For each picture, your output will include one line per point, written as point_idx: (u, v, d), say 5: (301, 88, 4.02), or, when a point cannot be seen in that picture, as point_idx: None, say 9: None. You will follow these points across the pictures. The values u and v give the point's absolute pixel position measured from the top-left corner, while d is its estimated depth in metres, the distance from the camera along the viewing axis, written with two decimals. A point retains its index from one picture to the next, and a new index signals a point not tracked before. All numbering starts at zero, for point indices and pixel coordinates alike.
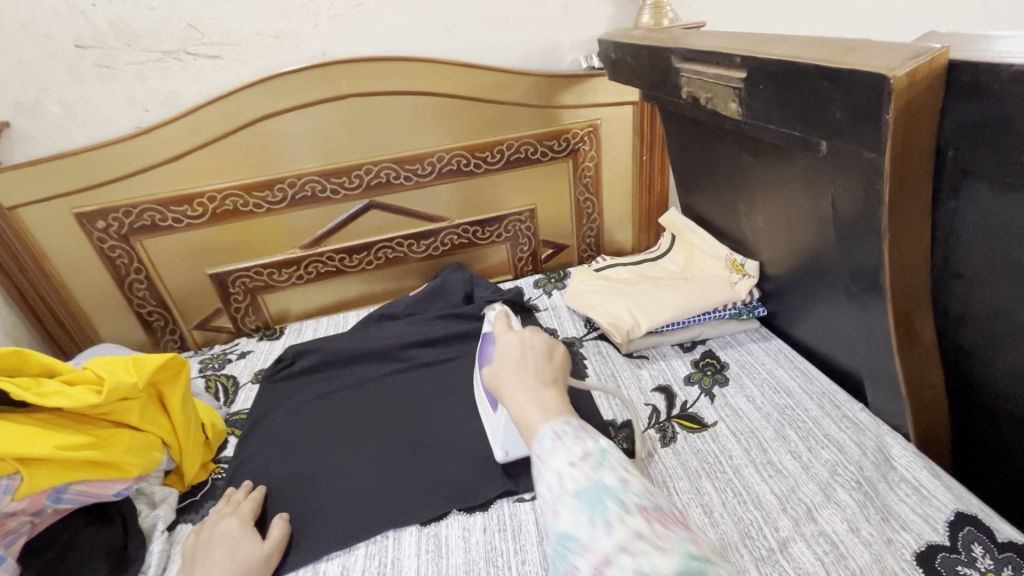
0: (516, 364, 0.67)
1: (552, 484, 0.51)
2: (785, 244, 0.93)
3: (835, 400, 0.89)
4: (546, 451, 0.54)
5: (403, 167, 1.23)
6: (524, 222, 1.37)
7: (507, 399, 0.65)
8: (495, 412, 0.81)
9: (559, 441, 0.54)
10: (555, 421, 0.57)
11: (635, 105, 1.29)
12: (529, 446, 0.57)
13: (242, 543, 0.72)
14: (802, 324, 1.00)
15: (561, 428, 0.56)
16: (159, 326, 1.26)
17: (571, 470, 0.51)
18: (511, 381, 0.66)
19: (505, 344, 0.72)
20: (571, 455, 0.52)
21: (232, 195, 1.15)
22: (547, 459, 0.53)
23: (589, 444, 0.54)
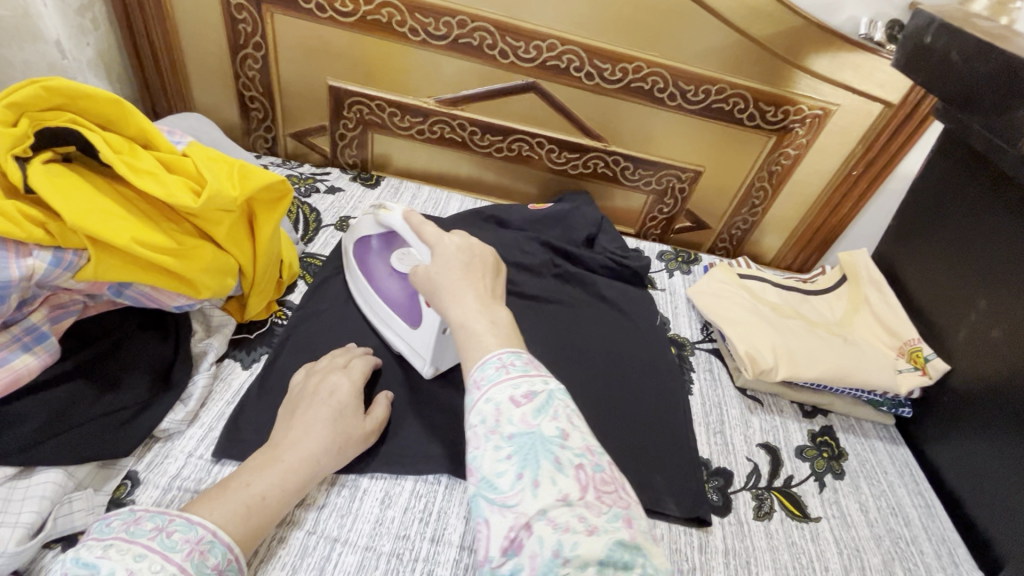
0: (461, 266, 0.56)
1: (487, 420, 0.44)
2: (1012, 372, 0.74)
3: (955, 556, 0.76)
4: (488, 381, 0.46)
5: (591, 60, 0.99)
6: (681, 182, 1.16)
7: (445, 308, 0.53)
8: (413, 330, 0.74)
9: (505, 374, 0.46)
10: (506, 350, 0.48)
11: (889, 107, 1.01)
12: (468, 374, 0.48)
13: (346, 410, 0.63)
14: (956, 453, 0.83)
15: (510, 359, 0.47)
16: (256, 117, 1.11)
17: (510, 409, 0.43)
18: (451, 285, 0.54)
19: (443, 245, 0.58)
20: (515, 392, 0.44)
21: (390, 6, 0.94)
22: (488, 388, 0.45)
23: (536, 384, 0.45)
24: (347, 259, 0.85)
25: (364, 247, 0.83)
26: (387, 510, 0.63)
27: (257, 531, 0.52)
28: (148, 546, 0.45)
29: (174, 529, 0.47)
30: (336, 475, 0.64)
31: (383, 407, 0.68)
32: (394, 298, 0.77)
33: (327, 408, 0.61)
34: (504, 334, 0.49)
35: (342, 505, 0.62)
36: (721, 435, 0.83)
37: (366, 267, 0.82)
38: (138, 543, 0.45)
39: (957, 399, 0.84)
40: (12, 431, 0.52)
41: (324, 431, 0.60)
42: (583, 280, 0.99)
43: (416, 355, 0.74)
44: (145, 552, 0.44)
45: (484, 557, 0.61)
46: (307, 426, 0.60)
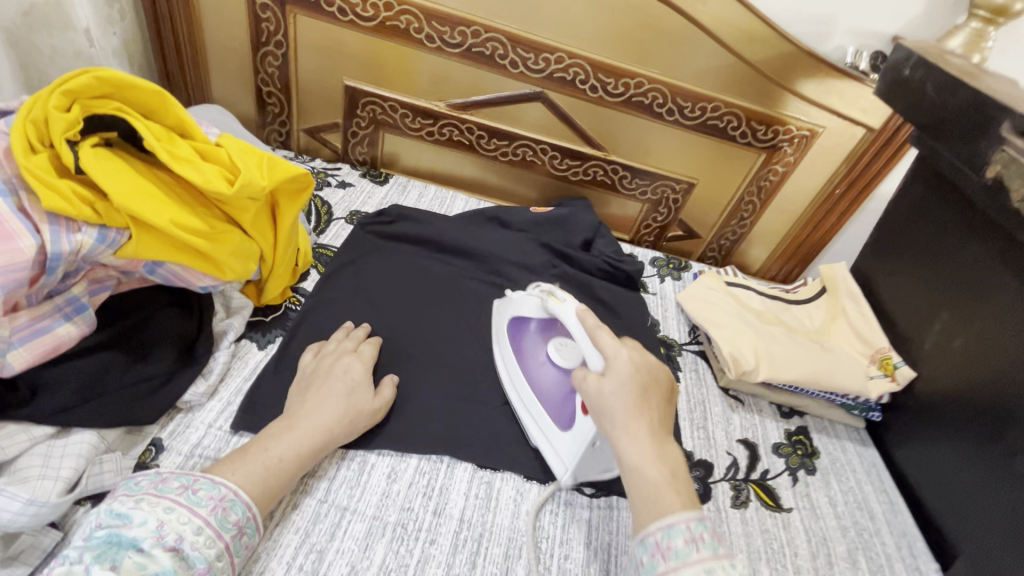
0: (635, 393, 0.61)
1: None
2: (970, 380, 0.81)
3: (913, 548, 0.83)
4: (677, 553, 0.50)
5: (595, 73, 1.05)
6: (675, 192, 1.22)
7: (618, 439, 0.58)
8: (563, 432, 0.71)
9: (694, 549, 0.50)
10: (691, 516, 0.52)
11: (870, 132, 1.08)
12: (643, 527, 0.53)
13: (354, 386, 0.67)
14: (918, 454, 0.90)
15: (696, 529, 0.51)
16: (272, 112, 1.15)
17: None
18: (628, 416, 0.59)
19: (611, 351, 0.64)
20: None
21: (409, 13, 0.99)
22: (675, 565, 0.49)
23: (716, 566, 0.49)
24: (501, 341, 0.84)
25: (518, 329, 0.82)
26: (392, 484, 0.67)
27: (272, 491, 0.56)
28: (176, 500, 0.50)
29: (198, 486, 0.51)
30: (346, 450, 0.69)
31: (389, 385, 0.72)
32: (552, 395, 0.75)
33: (338, 384, 0.67)
34: (684, 495, 0.55)
35: (351, 477, 0.67)
36: (704, 430, 0.89)
37: (522, 348, 0.81)
38: (167, 497, 0.49)
39: (921, 405, 0.90)
40: (52, 392, 0.56)
41: (334, 402, 0.65)
42: (579, 280, 1.05)
43: (556, 459, 0.71)
44: (174, 506, 0.49)
45: (482, 530, 0.66)
46: (321, 399, 0.65)
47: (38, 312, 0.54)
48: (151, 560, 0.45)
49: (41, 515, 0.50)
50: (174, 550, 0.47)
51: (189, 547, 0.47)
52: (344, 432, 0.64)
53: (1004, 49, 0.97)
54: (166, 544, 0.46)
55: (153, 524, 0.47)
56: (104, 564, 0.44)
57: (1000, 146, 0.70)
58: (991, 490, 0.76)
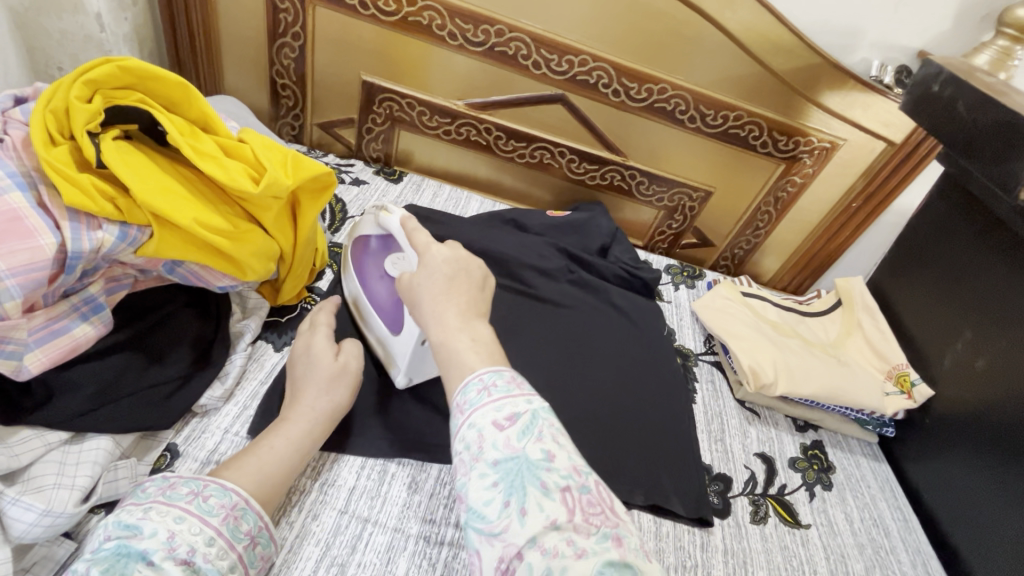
0: (440, 281, 0.54)
1: (469, 445, 0.43)
2: (991, 400, 0.81)
3: (929, 566, 0.83)
4: (470, 404, 0.45)
5: (620, 78, 1.03)
6: (691, 200, 1.21)
7: (426, 322, 0.52)
8: (392, 337, 0.72)
9: (486, 395, 0.45)
10: (487, 369, 0.47)
11: (891, 146, 1.07)
12: (450, 397, 0.48)
13: (332, 364, 0.65)
14: (935, 472, 0.89)
15: (491, 379, 0.46)
16: (286, 105, 1.13)
17: (492, 433, 0.43)
18: (435, 304, 0.53)
19: (432, 254, 0.56)
20: (496, 416, 0.43)
21: (433, 10, 0.97)
22: (469, 414, 0.44)
23: (519, 405, 0.44)
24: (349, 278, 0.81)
25: (364, 246, 0.80)
26: (413, 495, 0.66)
27: (273, 488, 0.55)
28: (186, 509, 0.47)
29: (209, 494, 0.49)
30: (365, 458, 0.67)
31: (357, 349, 0.69)
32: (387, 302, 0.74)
33: (319, 368, 0.64)
34: (487, 355, 0.49)
35: (371, 487, 0.65)
36: (721, 443, 0.88)
37: (360, 265, 0.79)
38: (177, 506, 0.47)
39: (939, 422, 0.90)
40: (68, 395, 0.54)
41: (313, 387, 0.63)
42: (596, 287, 1.03)
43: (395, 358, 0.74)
44: (184, 515, 0.46)
45: None
46: (309, 391, 0.63)
47: (55, 312, 0.52)
48: (161, 574, 0.42)
49: (55, 526, 0.48)
50: (186, 563, 0.43)
51: (201, 559, 0.45)
52: (332, 421, 0.63)
53: None
54: (179, 556, 0.43)
55: (163, 535, 0.44)
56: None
57: None
58: (1013, 511, 0.75)
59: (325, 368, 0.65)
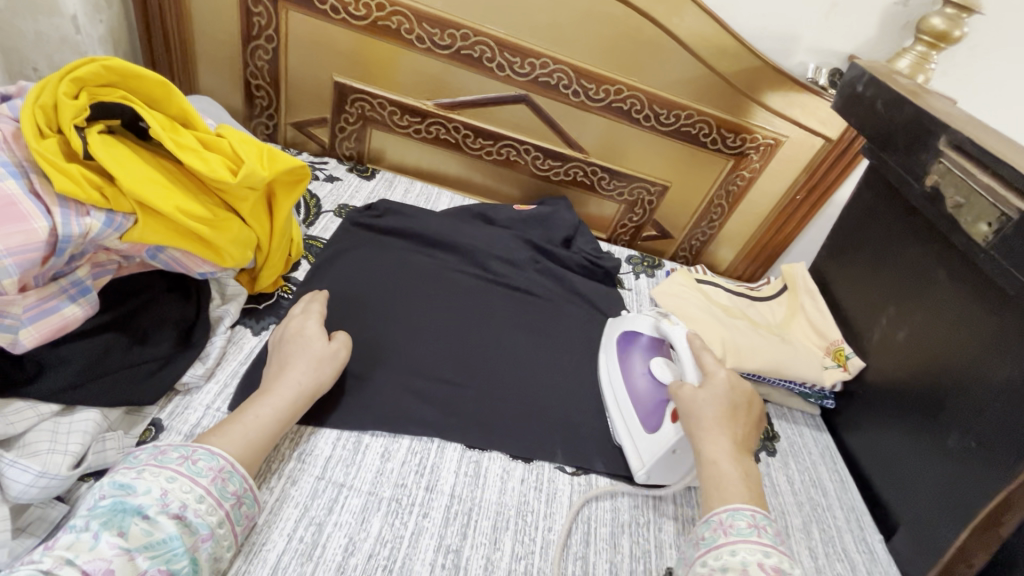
0: (724, 409, 0.72)
1: (731, 569, 0.57)
2: (910, 368, 0.90)
3: (860, 520, 0.91)
4: (739, 532, 0.60)
5: (578, 79, 1.10)
6: (649, 194, 1.29)
7: (701, 440, 0.70)
8: (646, 434, 0.79)
9: (756, 532, 0.60)
10: (759, 511, 0.62)
11: (828, 142, 1.17)
12: (715, 512, 0.63)
13: (325, 348, 0.70)
14: (866, 436, 0.98)
15: (763, 521, 0.61)
16: (260, 105, 1.16)
17: (757, 570, 0.56)
18: (713, 429, 0.70)
19: (716, 379, 0.75)
20: (764, 559, 0.57)
21: (401, 15, 1.02)
22: (738, 543, 0.59)
23: (784, 560, 0.58)
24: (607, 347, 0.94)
25: (627, 342, 0.90)
26: (386, 462, 0.71)
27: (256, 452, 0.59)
28: (177, 470, 0.52)
29: (198, 457, 0.54)
30: (340, 430, 0.72)
31: (347, 339, 0.74)
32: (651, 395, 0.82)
33: (311, 349, 0.69)
34: (752, 493, 0.65)
35: (346, 456, 0.70)
36: None
37: (624, 356, 0.89)
38: (169, 467, 0.52)
39: (869, 391, 0.99)
40: (57, 370, 0.58)
41: (304, 364, 0.68)
42: (560, 276, 1.10)
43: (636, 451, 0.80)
44: (176, 475, 0.51)
45: (471, 505, 0.70)
46: (297, 366, 0.67)
47: (45, 293, 0.56)
48: (156, 527, 0.48)
49: (49, 489, 0.51)
50: (178, 517, 0.49)
51: (192, 514, 0.50)
52: (315, 397, 0.68)
53: (945, 70, 1.07)
54: (171, 512, 0.49)
55: (157, 493, 0.49)
56: (114, 531, 0.46)
57: (938, 158, 0.79)
58: (929, 464, 0.84)
59: (322, 351, 0.70)
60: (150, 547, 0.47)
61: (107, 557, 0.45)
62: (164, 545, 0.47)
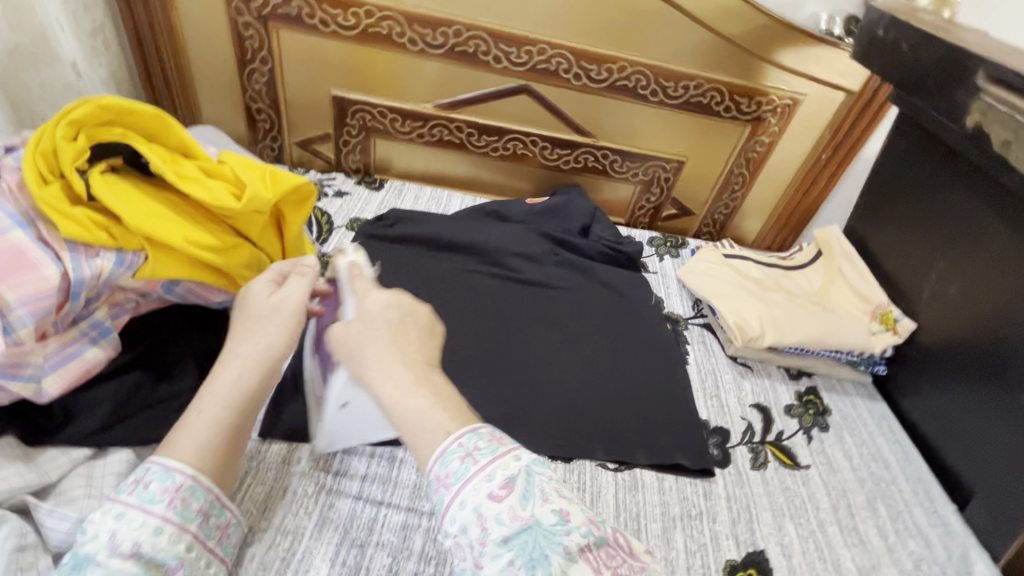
0: (387, 330, 0.59)
1: (470, 525, 0.48)
2: (967, 325, 0.84)
3: (929, 492, 0.85)
4: (456, 473, 0.51)
5: (578, 62, 1.07)
6: (665, 172, 1.24)
7: (373, 377, 0.56)
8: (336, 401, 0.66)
9: (473, 464, 0.51)
10: (466, 432, 0.53)
11: (850, 95, 1.10)
12: (428, 468, 0.52)
13: (271, 304, 0.58)
14: (927, 402, 0.92)
15: (473, 442, 0.52)
16: (262, 128, 1.16)
17: (495, 508, 0.48)
18: (382, 352, 0.57)
19: (375, 301, 0.62)
20: (491, 486, 0.50)
21: (391, 19, 1.00)
22: (461, 490, 0.50)
23: (509, 466, 0.50)
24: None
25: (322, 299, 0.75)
26: (423, 476, 0.69)
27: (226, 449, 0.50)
28: (128, 501, 0.44)
29: (150, 478, 0.45)
30: (374, 447, 0.71)
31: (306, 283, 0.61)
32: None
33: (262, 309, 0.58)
34: (458, 414, 0.55)
35: (382, 473, 0.68)
36: (717, 398, 0.91)
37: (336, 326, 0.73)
38: (116, 501, 0.44)
39: (924, 354, 0.93)
40: (86, 414, 0.58)
41: (256, 327, 0.56)
42: (581, 266, 1.07)
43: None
44: (123, 510, 0.43)
45: None
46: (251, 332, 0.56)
47: (66, 338, 0.56)
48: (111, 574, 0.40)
49: None
50: (136, 556, 0.42)
51: (151, 549, 0.43)
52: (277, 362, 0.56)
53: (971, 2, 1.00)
54: (126, 553, 0.42)
55: (104, 537, 0.42)
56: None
57: (977, 95, 0.73)
58: (1003, 427, 0.78)
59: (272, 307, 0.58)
60: None
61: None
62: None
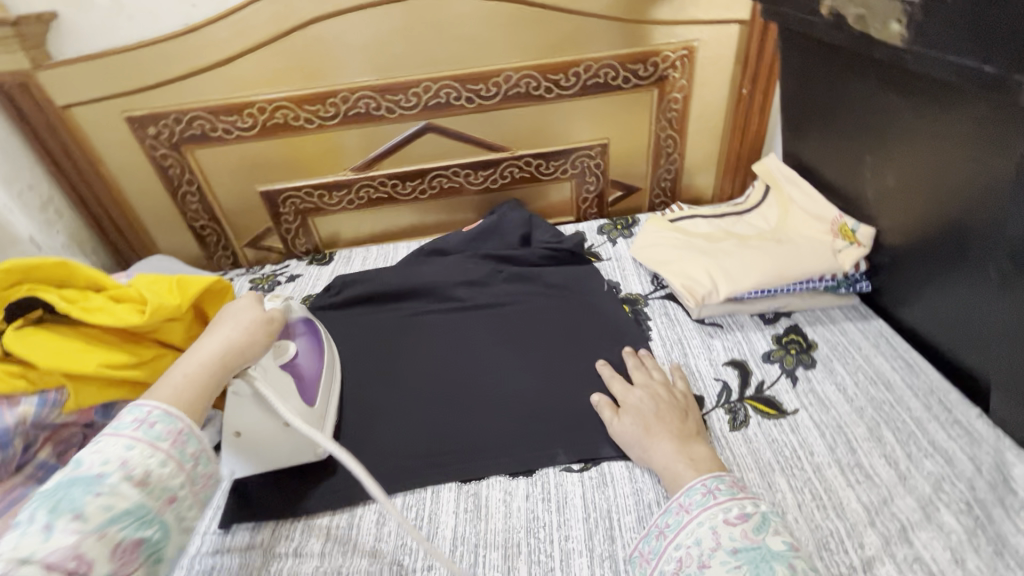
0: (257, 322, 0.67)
1: (705, 540, 0.55)
2: (917, 212, 0.77)
3: (945, 401, 0.76)
4: (697, 503, 0.59)
5: (464, 86, 1.09)
6: (593, 158, 1.23)
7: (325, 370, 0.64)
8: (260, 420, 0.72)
9: (713, 498, 0.59)
10: (708, 476, 0.62)
11: (742, 25, 1.08)
12: (674, 497, 0.62)
13: (259, 317, 0.68)
14: (914, 307, 0.84)
15: (715, 484, 0.61)
16: (213, 242, 1.25)
17: (728, 528, 0.55)
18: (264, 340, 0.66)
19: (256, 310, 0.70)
20: (728, 514, 0.56)
21: (283, 107, 1.07)
22: (700, 513, 0.58)
23: (747, 506, 0.57)
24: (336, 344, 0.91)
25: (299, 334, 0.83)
26: (382, 527, 0.69)
27: (191, 393, 0.58)
28: (134, 437, 0.53)
29: (154, 420, 0.54)
30: (332, 511, 0.71)
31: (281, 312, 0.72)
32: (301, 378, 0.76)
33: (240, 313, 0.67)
34: None
35: (341, 534, 0.68)
36: (686, 366, 0.86)
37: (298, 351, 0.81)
38: (125, 436, 0.52)
39: (893, 257, 0.85)
40: None
41: (231, 326, 0.65)
42: (527, 275, 1.06)
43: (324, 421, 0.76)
44: (133, 443, 0.52)
45: (476, 542, 0.65)
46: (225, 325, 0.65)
47: (10, 485, 0.61)
48: (119, 496, 0.49)
49: None
50: (142, 484, 0.51)
51: (155, 479, 0.52)
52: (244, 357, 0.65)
53: None
54: (134, 478, 0.50)
55: (116, 462, 0.50)
56: (68, 516, 0.46)
57: None
58: (985, 309, 0.70)
59: (259, 318, 0.68)
60: (113, 520, 0.48)
61: (68, 543, 0.45)
62: (130, 515, 0.49)
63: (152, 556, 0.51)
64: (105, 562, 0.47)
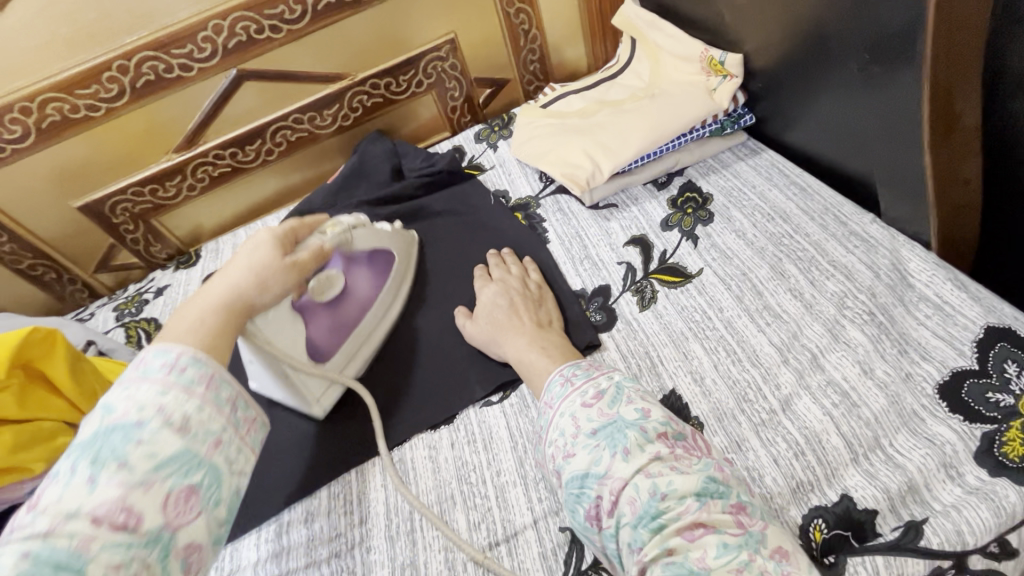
0: (261, 268, 0.57)
1: (566, 428, 0.52)
2: (779, 20, 0.70)
3: (840, 215, 0.73)
4: (559, 397, 0.56)
5: (262, 14, 0.91)
6: (446, 59, 1.08)
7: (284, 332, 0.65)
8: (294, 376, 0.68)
9: (570, 386, 0.56)
10: (565, 366, 0.59)
11: None
12: (540, 400, 0.58)
13: (280, 257, 0.59)
14: (793, 130, 0.80)
15: (572, 372, 0.58)
16: (54, 279, 1.07)
17: (585, 411, 0.52)
18: (284, 277, 0.58)
19: (272, 239, 0.61)
20: (584, 397, 0.53)
21: (53, 100, 0.88)
22: (561, 404, 0.54)
23: (602, 383, 0.54)
24: (414, 254, 0.86)
25: (357, 277, 0.74)
26: (312, 525, 0.64)
27: (212, 339, 0.51)
28: (166, 382, 0.46)
29: (185, 365, 0.47)
30: (258, 528, 0.65)
31: (320, 248, 0.64)
32: (342, 317, 0.72)
33: (261, 252, 0.58)
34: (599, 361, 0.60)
35: (272, 547, 0.63)
36: (588, 259, 0.81)
37: (358, 286, 0.74)
38: (154, 382, 0.45)
39: (765, 80, 0.79)
40: None
41: (244, 261, 0.57)
42: (409, 211, 0.96)
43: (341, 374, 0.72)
44: (166, 387, 0.45)
45: (409, 508, 0.62)
46: (236, 261, 0.57)
47: None
48: (159, 445, 0.42)
49: None
50: (184, 430, 0.44)
51: (196, 424, 0.45)
52: (248, 308, 0.56)
53: None
54: (174, 425, 0.44)
55: (152, 408, 0.44)
56: (113, 466, 0.40)
57: None
58: (853, 112, 0.66)
59: (269, 263, 0.57)
60: (161, 468, 0.42)
61: (114, 494, 0.39)
62: (175, 463, 0.43)
63: (211, 500, 0.45)
64: (156, 516, 0.41)
